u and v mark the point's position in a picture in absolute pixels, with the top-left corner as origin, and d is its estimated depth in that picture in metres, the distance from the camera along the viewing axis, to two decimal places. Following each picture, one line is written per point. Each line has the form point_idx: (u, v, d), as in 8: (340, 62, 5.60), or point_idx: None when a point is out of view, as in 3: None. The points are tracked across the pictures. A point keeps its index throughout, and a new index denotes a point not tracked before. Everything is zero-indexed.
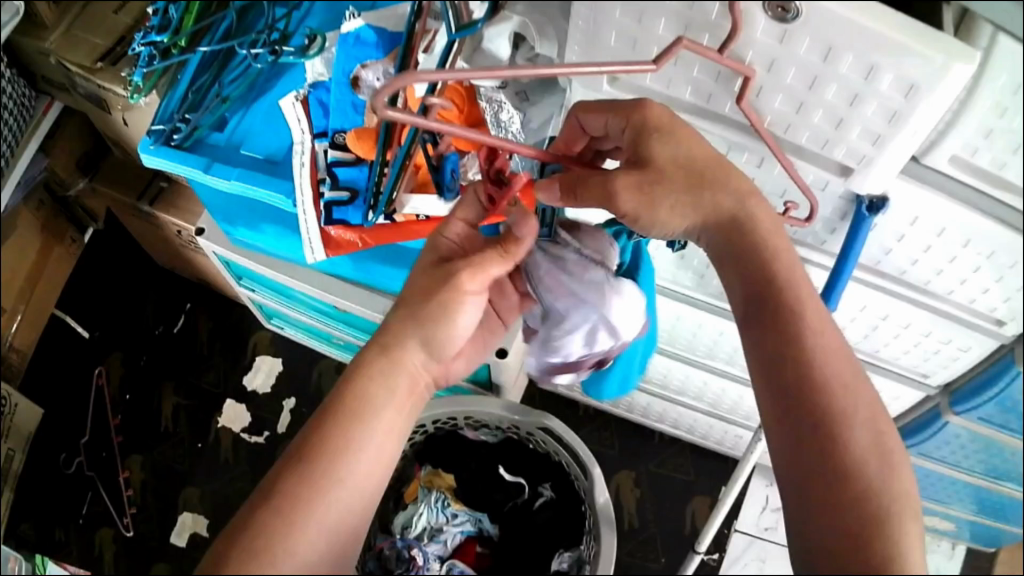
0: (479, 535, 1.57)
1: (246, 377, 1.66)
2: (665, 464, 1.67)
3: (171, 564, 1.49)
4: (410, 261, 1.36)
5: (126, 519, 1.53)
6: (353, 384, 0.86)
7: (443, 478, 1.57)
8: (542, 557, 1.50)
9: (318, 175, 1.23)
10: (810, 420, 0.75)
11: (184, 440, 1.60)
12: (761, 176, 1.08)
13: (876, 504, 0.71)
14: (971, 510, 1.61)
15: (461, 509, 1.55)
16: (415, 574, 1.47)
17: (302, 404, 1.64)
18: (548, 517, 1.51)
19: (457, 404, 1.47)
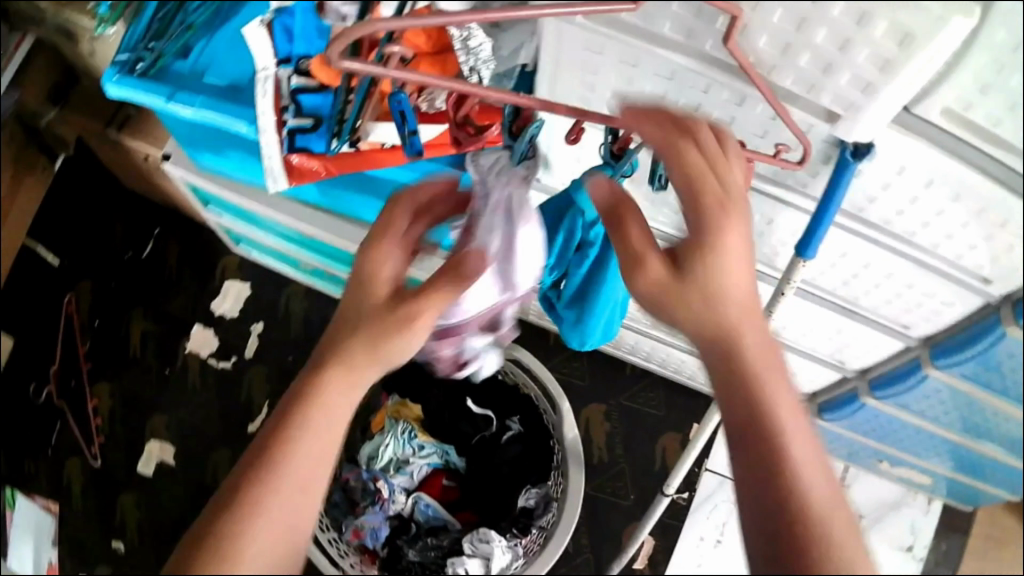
0: (446, 467, 1.55)
1: (214, 302, 1.66)
2: (637, 398, 1.61)
3: (140, 491, 1.55)
4: (376, 190, 1.32)
5: (94, 449, 1.58)
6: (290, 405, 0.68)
7: (410, 410, 1.54)
8: (507, 494, 1.45)
9: (280, 103, 1.15)
10: (755, 429, 0.61)
11: (151, 368, 1.61)
12: (742, 115, 0.97)
13: (816, 532, 0.58)
14: (948, 467, 1.67)
15: (428, 442, 1.52)
16: (379, 506, 1.48)
17: (269, 329, 1.64)
18: (517, 451, 1.47)
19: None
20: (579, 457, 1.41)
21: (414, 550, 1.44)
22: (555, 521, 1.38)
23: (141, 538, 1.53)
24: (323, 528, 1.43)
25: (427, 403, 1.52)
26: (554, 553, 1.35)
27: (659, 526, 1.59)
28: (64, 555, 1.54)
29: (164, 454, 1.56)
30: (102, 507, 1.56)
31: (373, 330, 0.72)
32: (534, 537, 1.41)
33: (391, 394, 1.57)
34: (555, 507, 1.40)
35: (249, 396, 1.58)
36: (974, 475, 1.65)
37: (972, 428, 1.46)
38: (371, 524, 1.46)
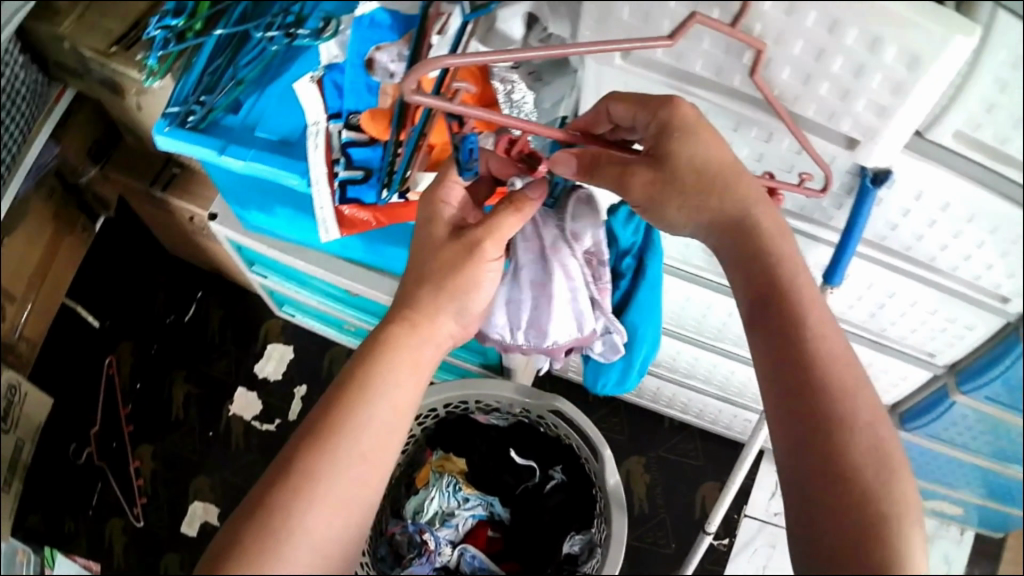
0: (491, 518, 1.57)
1: (257, 365, 1.71)
2: (676, 449, 1.65)
3: (182, 550, 1.56)
4: None
5: (136, 509, 1.59)
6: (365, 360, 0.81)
7: (453, 463, 1.56)
8: (553, 539, 1.50)
9: (332, 155, 1.19)
10: (805, 414, 0.68)
11: (195, 429, 1.65)
12: (767, 150, 1.03)
13: (875, 508, 0.63)
14: (977, 493, 1.73)
15: (473, 493, 1.55)
16: (426, 558, 1.48)
17: (312, 391, 1.68)
18: (560, 499, 1.50)
19: (470, 386, 1.44)
20: (621, 503, 1.35)
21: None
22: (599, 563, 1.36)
23: None
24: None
25: (472, 456, 1.56)
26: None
27: (700, 573, 1.61)
28: None
29: (209, 513, 1.58)
30: (145, 567, 1.56)
31: (429, 288, 0.86)
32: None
33: (434, 448, 1.59)
34: (598, 554, 1.38)
35: None
36: (1003, 501, 1.72)
37: (1000, 451, 1.52)
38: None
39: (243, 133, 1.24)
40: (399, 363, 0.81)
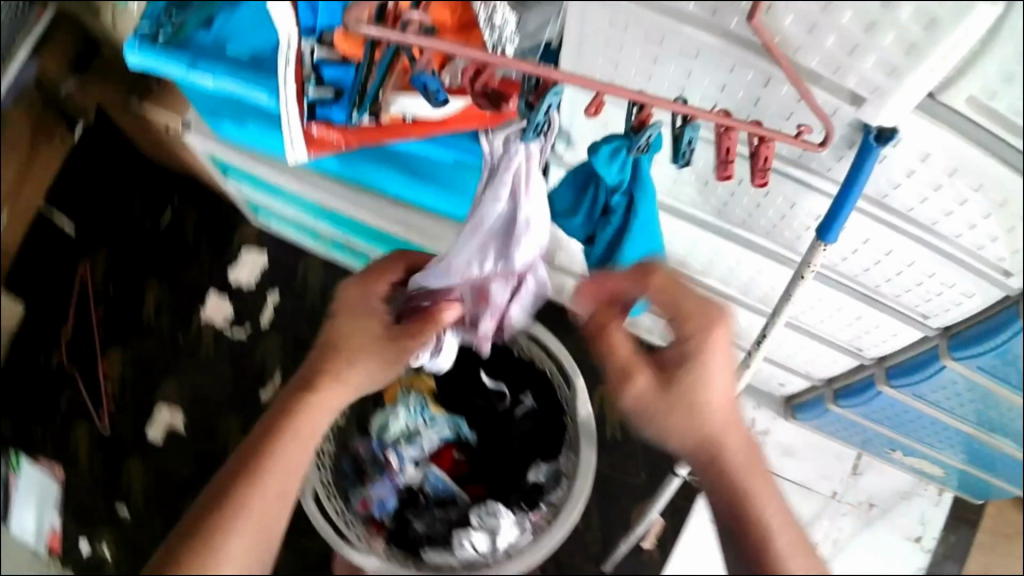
0: (457, 441, 1.53)
1: (232, 270, 1.64)
2: (651, 377, 1.63)
3: (148, 457, 1.56)
4: (400, 163, 1.26)
5: (102, 416, 1.57)
6: (295, 398, 0.88)
7: (421, 383, 1.52)
8: (518, 468, 1.46)
9: (304, 73, 1.04)
10: (695, 443, 0.84)
11: (166, 336, 1.61)
12: (766, 97, 0.92)
13: (748, 518, 0.80)
14: (960, 459, 1.62)
15: (439, 415, 1.50)
16: (388, 476, 1.49)
17: (286, 299, 1.63)
18: (530, 425, 1.47)
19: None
20: (591, 436, 1.36)
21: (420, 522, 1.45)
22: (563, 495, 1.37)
23: (148, 506, 1.54)
24: (330, 497, 1.43)
25: (443, 375, 1.51)
26: (562, 531, 1.33)
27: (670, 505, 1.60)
28: (66, 521, 1.54)
29: (175, 420, 1.56)
30: (109, 472, 1.56)
31: (369, 362, 0.94)
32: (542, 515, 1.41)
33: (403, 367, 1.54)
34: (564, 485, 1.39)
35: (264, 364, 1.57)
36: (985, 468, 1.61)
37: (987, 421, 1.41)
38: (379, 494, 1.48)
39: (213, 49, 1.18)
40: (327, 396, 0.90)
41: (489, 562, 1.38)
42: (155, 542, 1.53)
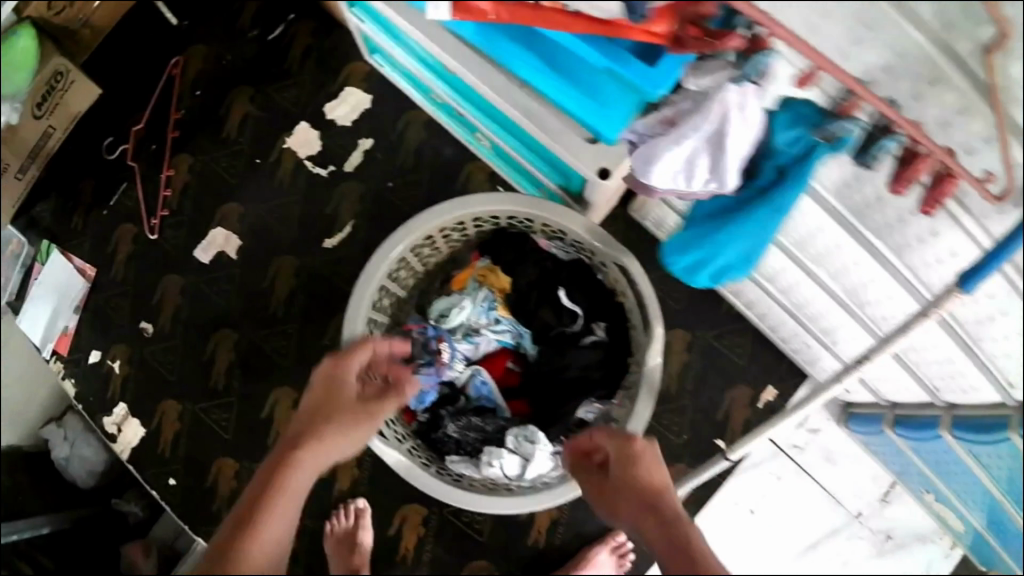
0: (515, 350, 1.35)
1: (329, 104, 1.43)
2: (724, 339, 1.56)
3: (189, 276, 1.44)
4: (546, 49, 0.93)
5: (153, 221, 1.48)
6: (321, 422, 1.04)
7: (499, 277, 1.31)
8: (560, 405, 1.29)
9: None
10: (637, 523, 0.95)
11: (244, 152, 1.44)
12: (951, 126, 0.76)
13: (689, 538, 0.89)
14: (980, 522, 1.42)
15: (505, 317, 1.31)
16: (434, 369, 1.28)
17: (378, 150, 1.40)
18: (594, 361, 1.28)
19: (543, 208, 1.21)
20: (653, 391, 1.19)
21: (454, 423, 1.28)
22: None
23: (174, 329, 1.45)
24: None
25: (524, 279, 1.31)
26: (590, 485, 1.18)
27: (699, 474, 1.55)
28: (83, 325, 1.51)
29: (228, 244, 1.42)
30: (145, 281, 1.48)
31: (342, 422, 1.04)
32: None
33: (480, 255, 1.35)
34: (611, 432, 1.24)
35: (336, 210, 1.40)
36: (1000, 537, 1.40)
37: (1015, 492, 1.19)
38: (420, 387, 1.28)
39: None
40: (338, 431, 1.02)
41: (513, 490, 1.23)
42: (172, 367, 1.45)
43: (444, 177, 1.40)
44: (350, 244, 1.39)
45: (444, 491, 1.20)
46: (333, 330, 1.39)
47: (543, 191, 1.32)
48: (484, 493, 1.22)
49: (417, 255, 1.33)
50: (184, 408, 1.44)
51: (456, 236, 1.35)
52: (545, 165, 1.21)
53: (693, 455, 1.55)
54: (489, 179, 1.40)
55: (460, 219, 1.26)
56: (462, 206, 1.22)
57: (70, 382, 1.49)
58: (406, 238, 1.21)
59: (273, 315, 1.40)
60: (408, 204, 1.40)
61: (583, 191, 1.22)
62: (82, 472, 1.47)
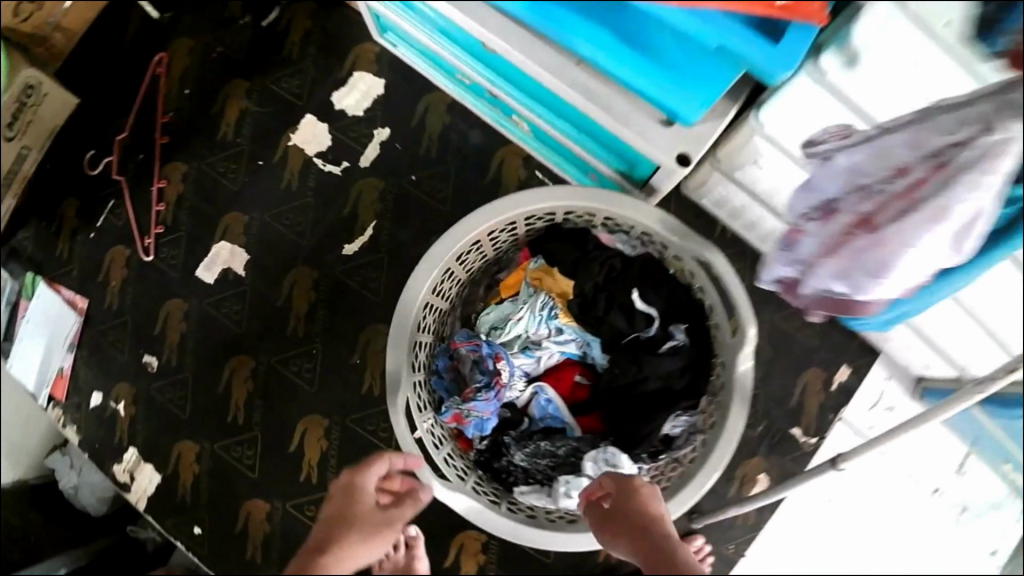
0: (582, 361, 1.19)
1: (337, 93, 1.26)
2: (793, 321, 1.38)
3: (192, 299, 1.28)
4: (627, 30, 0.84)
5: (147, 241, 1.32)
6: (334, 536, 0.84)
7: (556, 282, 1.15)
8: (635, 421, 1.13)
9: None
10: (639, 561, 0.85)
11: (243, 154, 1.28)
12: None
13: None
14: None
15: (569, 326, 1.15)
16: (495, 393, 1.11)
17: (396, 139, 1.24)
18: (675, 368, 1.12)
19: (612, 202, 1.06)
20: (747, 399, 1.03)
21: (521, 450, 1.14)
22: (697, 462, 1.06)
23: (182, 360, 1.28)
24: (418, 409, 1.12)
25: (588, 282, 1.14)
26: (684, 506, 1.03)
27: (776, 468, 1.36)
28: (81, 364, 1.34)
29: (234, 259, 1.26)
30: (143, 308, 1.32)
31: (360, 533, 0.85)
32: (670, 472, 1.11)
33: (531, 256, 1.18)
34: (700, 445, 1.08)
35: (354, 211, 1.23)
36: None
37: None
38: (480, 414, 1.12)
39: None
40: (358, 540, 0.84)
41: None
42: (182, 403, 1.28)
43: (473, 164, 1.23)
44: (373, 248, 1.23)
45: (520, 530, 1.05)
46: (362, 347, 1.22)
47: (593, 175, 1.17)
48: (567, 527, 1.07)
49: (461, 263, 1.15)
50: (201, 448, 1.27)
51: (505, 236, 1.19)
52: (602, 148, 1.07)
53: (770, 447, 1.36)
54: (524, 163, 1.23)
55: (512, 219, 1.11)
56: (516, 205, 1.06)
57: (73, 430, 1.32)
58: (463, 238, 1.07)
59: (292, 336, 1.23)
60: (435, 197, 1.23)
61: (650, 176, 1.07)
62: (92, 499, 1.36)
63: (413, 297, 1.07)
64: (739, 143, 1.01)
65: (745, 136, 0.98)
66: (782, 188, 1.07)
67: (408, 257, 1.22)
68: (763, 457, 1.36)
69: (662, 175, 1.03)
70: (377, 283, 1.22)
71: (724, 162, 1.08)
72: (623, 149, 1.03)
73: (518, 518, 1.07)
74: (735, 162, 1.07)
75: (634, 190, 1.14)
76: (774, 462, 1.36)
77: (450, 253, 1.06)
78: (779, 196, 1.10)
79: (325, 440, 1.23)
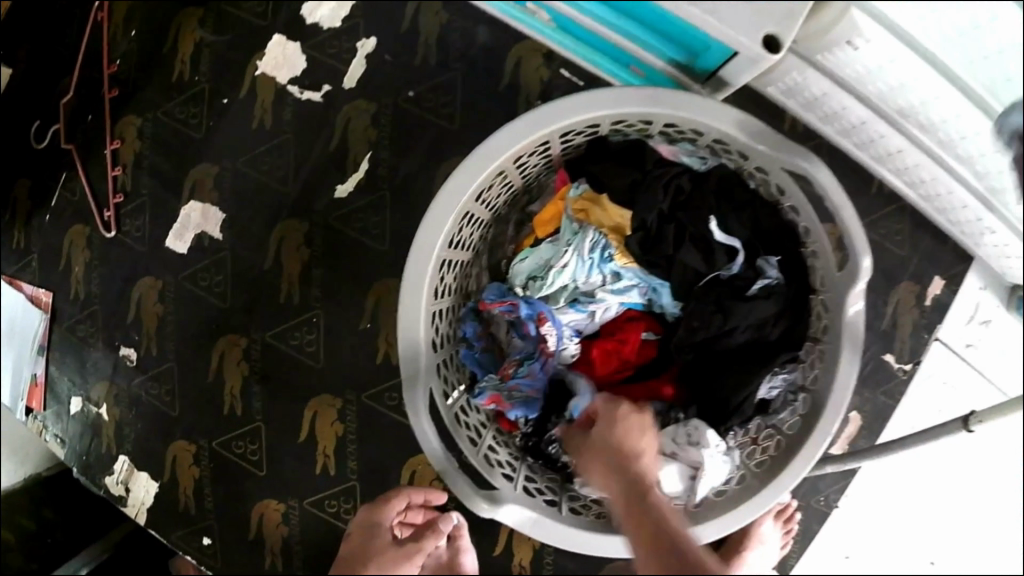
0: (647, 311, 0.95)
1: (307, 4, 1.04)
2: (881, 227, 1.14)
3: (165, 275, 1.08)
4: None
5: (107, 215, 1.11)
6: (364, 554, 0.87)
7: (608, 215, 0.90)
8: (720, 382, 0.90)
9: None
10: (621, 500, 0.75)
11: (203, 94, 1.07)
12: None
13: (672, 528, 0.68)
14: None
15: (628, 269, 0.91)
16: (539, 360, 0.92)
17: (384, 51, 1.02)
18: (769, 315, 0.89)
19: (675, 103, 0.84)
20: (858, 346, 0.83)
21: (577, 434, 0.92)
22: (800, 432, 0.86)
23: (163, 347, 1.09)
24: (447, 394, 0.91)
25: (650, 213, 0.89)
26: (786, 490, 0.84)
27: (870, 406, 1.14)
28: (55, 367, 1.15)
29: (208, 221, 1.05)
30: (114, 292, 1.11)
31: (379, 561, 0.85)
32: (765, 439, 0.92)
33: (571, 180, 0.93)
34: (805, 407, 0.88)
35: (342, 142, 1.02)
36: None
37: None
38: (523, 393, 0.93)
39: None
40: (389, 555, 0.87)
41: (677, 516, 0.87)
42: (170, 398, 1.09)
43: (483, 70, 1.01)
44: (371, 187, 1.01)
45: (582, 539, 0.84)
46: (372, 308, 1.01)
47: (636, 69, 0.95)
48: None
49: (482, 202, 0.91)
50: (199, 446, 1.08)
51: (537, 160, 0.93)
52: (653, 36, 0.87)
53: (864, 382, 1.14)
54: (546, 62, 1.01)
55: (545, 137, 0.87)
56: (549, 121, 0.83)
57: (56, 443, 1.13)
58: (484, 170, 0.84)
59: (286, 304, 1.03)
60: (440, 115, 1.01)
61: (717, 68, 0.88)
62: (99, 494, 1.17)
63: (429, 251, 0.83)
64: (827, 22, 0.84)
65: (837, 12, 0.81)
66: (884, 66, 0.89)
67: (414, 193, 1.01)
68: (856, 396, 1.14)
69: (737, 65, 0.84)
70: (381, 229, 1.01)
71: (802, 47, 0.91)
72: (683, 35, 0.84)
73: (582, 523, 0.87)
74: (818, 46, 0.90)
75: (695, 86, 0.93)
76: (869, 399, 1.14)
77: (470, 190, 0.83)
78: (876, 75, 0.92)
79: (339, 423, 1.03)
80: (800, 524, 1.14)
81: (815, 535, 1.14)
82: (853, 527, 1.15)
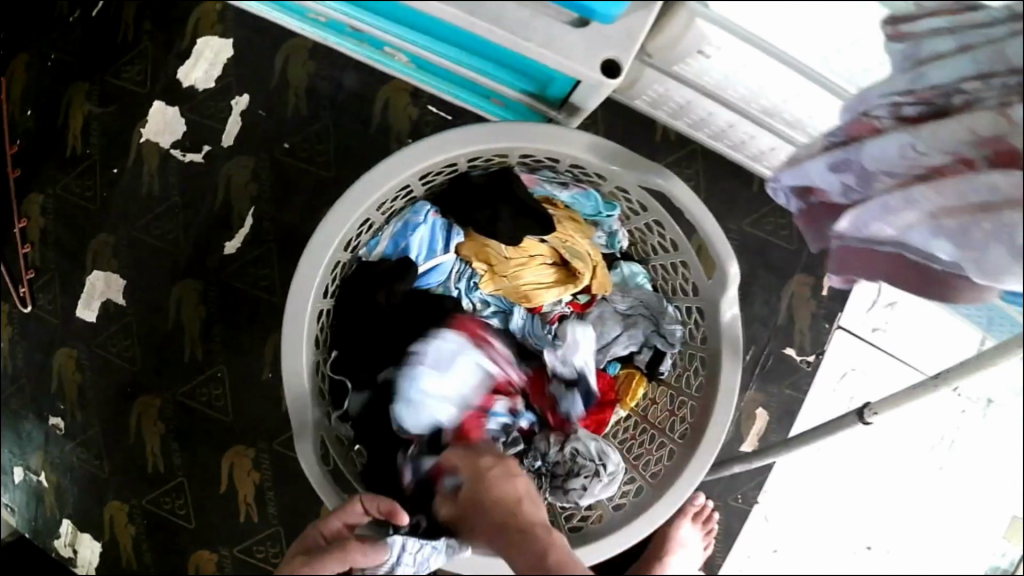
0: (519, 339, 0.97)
1: (181, 67, 1.07)
2: (767, 223, 1.12)
3: (79, 344, 1.11)
4: None
5: (22, 291, 1.14)
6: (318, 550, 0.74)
7: (515, 285, 0.90)
8: None
9: None
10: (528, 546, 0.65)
11: (95, 167, 1.10)
12: None
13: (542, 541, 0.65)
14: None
15: (494, 295, 0.92)
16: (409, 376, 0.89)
17: (257, 104, 1.05)
18: None
19: (524, 135, 0.80)
20: (738, 352, 0.81)
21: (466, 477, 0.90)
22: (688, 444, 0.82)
23: (85, 414, 1.12)
24: (340, 441, 0.88)
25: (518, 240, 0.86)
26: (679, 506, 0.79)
27: (778, 400, 1.12)
28: None
29: (111, 288, 1.09)
30: (38, 362, 1.14)
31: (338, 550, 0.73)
32: (658, 452, 0.88)
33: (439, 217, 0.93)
34: (691, 413, 0.85)
35: (226, 201, 1.05)
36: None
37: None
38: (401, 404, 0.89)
39: None
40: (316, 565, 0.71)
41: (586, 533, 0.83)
42: (99, 461, 1.12)
43: (355, 116, 1.04)
44: (256, 241, 1.04)
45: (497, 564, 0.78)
46: (271, 356, 1.05)
47: (497, 100, 0.95)
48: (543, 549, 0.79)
49: (353, 250, 0.87)
50: (129, 505, 1.11)
51: (402, 204, 0.90)
52: (500, 69, 0.86)
53: (764, 376, 1.11)
54: (414, 100, 1.04)
55: (403, 183, 0.84)
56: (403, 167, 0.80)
57: (8, 510, 1.18)
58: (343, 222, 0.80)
59: (190, 362, 1.06)
60: (316, 163, 1.04)
61: (568, 95, 0.86)
62: None
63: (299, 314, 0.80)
64: (676, 33, 0.81)
65: (683, 22, 0.78)
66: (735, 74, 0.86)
67: (299, 240, 1.04)
68: (758, 391, 1.11)
69: (584, 93, 0.82)
70: (271, 280, 1.04)
71: (658, 59, 0.88)
72: (523, 65, 0.83)
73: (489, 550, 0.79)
74: (673, 57, 0.87)
75: (552, 112, 0.92)
76: (774, 393, 1.12)
77: (333, 239, 0.80)
78: (731, 82, 0.87)
79: (255, 472, 1.06)
80: (722, 526, 1.12)
81: (738, 532, 1.12)
82: (775, 519, 1.12)
